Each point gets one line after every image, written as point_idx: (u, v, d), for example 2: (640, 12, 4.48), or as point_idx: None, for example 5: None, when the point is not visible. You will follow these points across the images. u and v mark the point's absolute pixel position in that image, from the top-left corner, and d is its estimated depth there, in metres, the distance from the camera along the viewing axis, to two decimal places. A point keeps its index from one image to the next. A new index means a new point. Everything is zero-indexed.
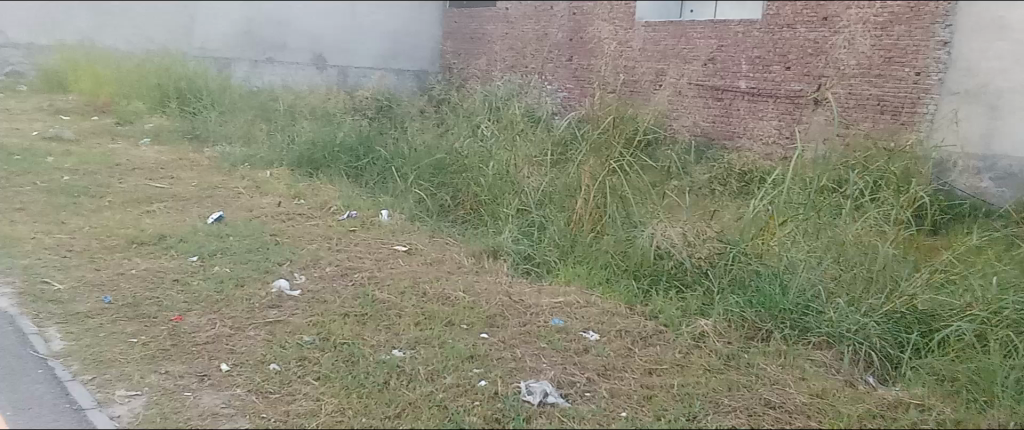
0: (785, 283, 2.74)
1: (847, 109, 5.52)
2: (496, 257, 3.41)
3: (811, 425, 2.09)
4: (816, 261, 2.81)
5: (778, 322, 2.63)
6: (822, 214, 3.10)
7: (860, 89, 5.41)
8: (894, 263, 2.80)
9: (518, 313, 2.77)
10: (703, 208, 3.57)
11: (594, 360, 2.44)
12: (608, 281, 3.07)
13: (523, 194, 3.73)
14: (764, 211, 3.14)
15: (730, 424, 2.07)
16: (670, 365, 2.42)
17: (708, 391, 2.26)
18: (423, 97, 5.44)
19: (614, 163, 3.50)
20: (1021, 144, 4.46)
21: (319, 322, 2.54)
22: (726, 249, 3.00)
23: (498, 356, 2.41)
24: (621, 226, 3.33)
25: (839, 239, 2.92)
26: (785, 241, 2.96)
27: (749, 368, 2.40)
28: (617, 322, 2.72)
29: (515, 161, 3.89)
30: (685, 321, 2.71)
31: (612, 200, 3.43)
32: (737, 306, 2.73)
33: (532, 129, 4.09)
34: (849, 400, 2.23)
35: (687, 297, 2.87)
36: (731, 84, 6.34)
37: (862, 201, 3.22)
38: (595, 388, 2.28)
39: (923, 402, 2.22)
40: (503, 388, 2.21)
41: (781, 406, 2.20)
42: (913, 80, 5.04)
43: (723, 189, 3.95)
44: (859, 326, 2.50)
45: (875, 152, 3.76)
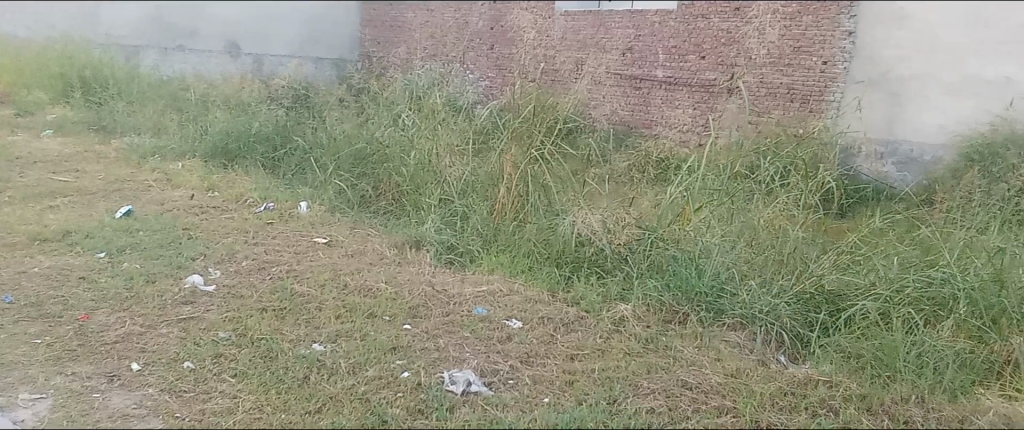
0: (700, 267, 2.88)
1: (759, 98, 5.98)
2: (418, 247, 3.50)
3: (726, 404, 2.15)
4: (730, 245, 2.97)
5: (694, 306, 2.79)
6: (736, 199, 3.30)
7: (772, 78, 5.87)
8: (802, 245, 2.98)
9: (441, 303, 2.84)
10: (622, 196, 3.71)
11: (517, 347, 2.51)
12: (532, 269, 3.22)
13: (445, 185, 3.83)
14: (679, 198, 3.32)
15: (649, 406, 2.13)
16: (591, 351, 2.50)
17: (628, 375, 2.32)
18: (341, 86, 5.29)
19: (535, 151, 3.58)
20: (917, 130, 5.08)
21: (235, 318, 2.60)
22: (644, 235, 3.17)
23: (421, 347, 2.45)
24: (543, 214, 3.49)
25: (752, 224, 3.13)
26: (699, 227, 3.14)
27: (666, 350, 2.52)
28: (540, 310, 2.82)
29: (433, 150, 3.98)
30: (605, 307, 2.86)
31: (533, 188, 3.56)
32: (656, 290, 2.90)
33: (453, 118, 4.16)
34: (761, 379, 2.32)
35: (607, 282, 3.05)
36: (648, 73, 6.70)
37: (773, 187, 3.42)
38: (517, 375, 2.32)
39: (831, 379, 2.32)
40: (426, 379, 2.24)
41: (697, 386, 2.27)
42: (821, 68, 5.54)
43: (642, 176, 4.07)
44: (770, 307, 2.65)
45: (785, 139, 3.92)
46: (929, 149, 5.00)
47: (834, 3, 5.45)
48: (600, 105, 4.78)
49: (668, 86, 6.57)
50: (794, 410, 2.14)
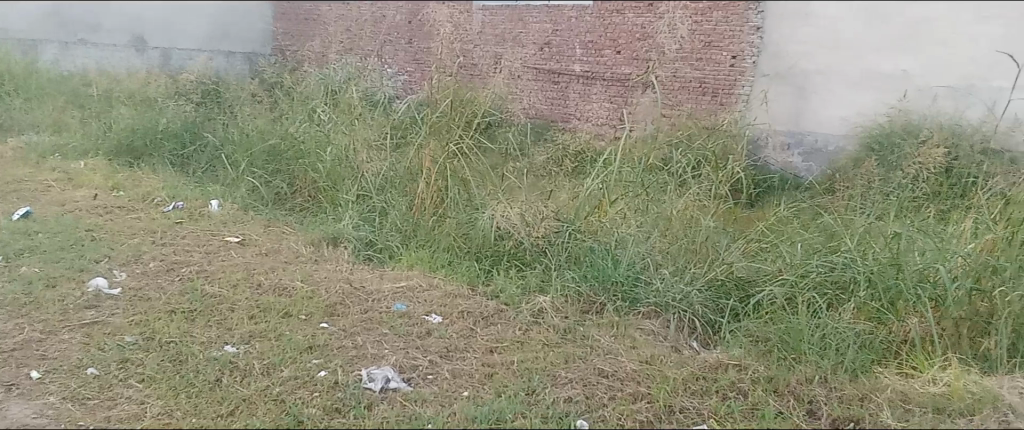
0: (616, 257, 2.95)
1: (673, 92, 6.10)
2: (336, 244, 3.45)
3: (640, 391, 2.20)
4: (644, 236, 3.04)
5: (611, 295, 2.85)
6: (650, 191, 3.39)
7: (684, 72, 5.99)
8: (712, 234, 3.07)
9: (359, 300, 2.81)
10: (541, 189, 3.73)
11: (436, 342, 2.50)
12: (452, 264, 3.22)
13: (363, 180, 3.79)
14: (597, 192, 3.37)
15: (566, 396, 2.16)
16: (510, 343, 2.51)
17: (546, 365, 2.35)
18: (253, 80, 5.14)
19: (452, 146, 3.57)
20: (821, 122, 5.34)
21: (141, 321, 2.51)
22: (561, 227, 3.21)
23: (339, 345, 2.42)
24: (463, 208, 3.49)
25: (665, 214, 3.20)
26: (616, 219, 3.21)
27: (584, 340, 2.56)
28: (460, 304, 2.82)
29: (350, 145, 3.92)
30: (524, 299, 2.88)
31: (453, 182, 3.56)
32: (574, 281, 2.95)
33: (370, 113, 4.10)
34: (674, 364, 2.38)
35: (527, 275, 3.07)
36: (566, 68, 6.76)
37: (685, 179, 3.51)
38: (437, 370, 2.31)
39: (741, 362, 2.40)
40: (343, 377, 2.21)
41: (613, 374, 2.31)
42: (730, 62, 5.70)
43: (559, 169, 4.11)
44: (683, 295, 2.74)
45: (696, 131, 4.02)
46: (834, 139, 5.27)
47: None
48: (517, 99, 4.80)
49: (586, 80, 6.65)
50: (706, 394, 2.20)
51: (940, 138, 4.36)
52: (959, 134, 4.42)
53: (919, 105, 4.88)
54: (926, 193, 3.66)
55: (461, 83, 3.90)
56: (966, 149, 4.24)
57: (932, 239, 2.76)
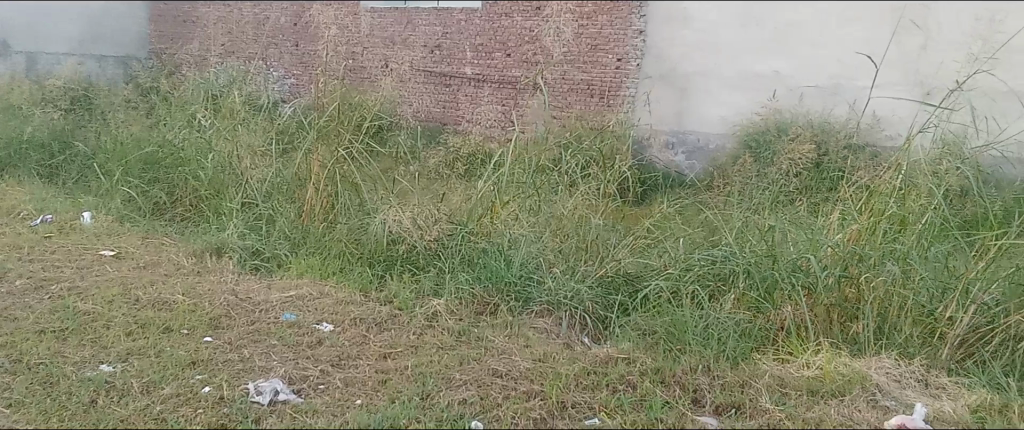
0: (509, 258, 2.98)
1: (562, 94, 6.26)
2: (220, 255, 3.32)
3: (534, 389, 2.23)
4: (535, 236, 3.09)
5: (503, 295, 2.88)
6: (542, 191, 3.44)
7: (572, 75, 6.16)
8: (602, 232, 3.17)
9: (246, 311, 2.73)
10: (433, 190, 3.71)
11: (328, 351, 2.46)
12: (343, 270, 3.17)
13: (247, 187, 3.67)
14: (490, 193, 3.38)
15: (460, 398, 2.16)
16: (404, 348, 2.49)
17: (440, 368, 2.34)
18: (127, 85, 4.90)
19: (342, 151, 3.52)
20: (702, 122, 5.55)
21: (7, 343, 2.35)
22: (454, 230, 3.20)
23: (223, 359, 2.34)
24: (355, 214, 3.44)
25: (556, 213, 3.28)
26: (508, 220, 3.25)
27: (478, 341, 2.57)
28: (351, 311, 2.78)
29: (232, 151, 3.80)
30: (418, 303, 2.87)
31: (343, 188, 3.52)
32: (467, 282, 2.95)
33: (255, 119, 4.01)
34: (566, 361, 2.42)
35: (420, 279, 3.06)
36: (458, 70, 6.78)
37: (575, 180, 3.59)
38: (328, 379, 2.27)
39: (630, 355, 2.47)
40: (229, 392, 2.14)
41: (507, 373, 2.33)
42: (616, 65, 5.92)
43: (451, 172, 4.01)
44: (574, 292, 2.80)
45: (585, 131, 4.10)
46: (715, 138, 5.50)
47: (624, 4, 5.84)
48: (408, 102, 4.75)
49: (478, 82, 6.72)
50: (597, 388, 2.25)
51: (810, 135, 4.64)
52: (828, 131, 4.73)
53: (789, 104, 5.19)
54: (798, 188, 3.87)
55: (349, 87, 3.86)
56: (834, 144, 4.53)
57: (804, 231, 2.94)
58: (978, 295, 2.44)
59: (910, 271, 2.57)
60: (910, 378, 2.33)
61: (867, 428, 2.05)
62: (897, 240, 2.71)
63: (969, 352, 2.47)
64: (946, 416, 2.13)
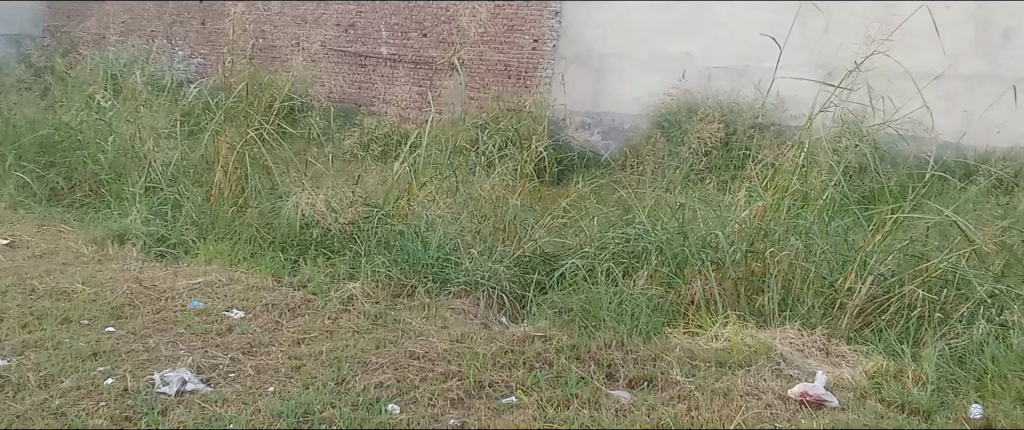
0: (425, 240, 2.97)
1: (478, 75, 6.22)
2: (122, 241, 3.19)
3: (451, 369, 2.22)
4: (452, 217, 3.10)
5: (420, 277, 2.85)
6: (459, 172, 3.44)
7: (489, 55, 6.17)
8: (519, 212, 3.19)
9: (150, 300, 2.63)
10: (347, 172, 3.63)
11: (238, 339, 2.39)
12: (254, 255, 3.09)
13: (150, 171, 3.52)
14: (405, 174, 3.36)
15: (376, 381, 2.14)
16: (318, 333, 2.45)
17: (355, 352, 2.31)
18: (17, 65, 4.62)
19: (252, 131, 3.44)
20: (617, 103, 5.68)
21: None
22: (370, 212, 3.15)
23: (127, 350, 2.26)
24: (266, 197, 3.35)
25: (474, 195, 3.28)
26: (425, 202, 3.23)
27: (395, 324, 2.55)
28: (263, 297, 2.71)
29: (134, 134, 3.65)
30: (333, 287, 2.82)
31: (253, 170, 3.43)
32: (383, 265, 2.91)
33: (156, 99, 3.91)
34: (484, 341, 2.43)
35: (335, 262, 3.00)
36: (373, 51, 6.68)
37: (492, 161, 3.59)
38: (239, 367, 2.22)
39: (546, 333, 2.50)
40: (133, 383, 2.06)
41: (424, 355, 2.32)
42: (532, 46, 6.03)
43: (366, 153, 3.96)
44: (491, 272, 2.81)
45: (502, 113, 4.10)
46: (628, 118, 5.66)
47: None
48: (320, 83, 4.65)
49: (394, 63, 6.65)
50: (514, 367, 2.27)
51: (719, 116, 4.77)
52: (736, 111, 4.88)
53: (699, 85, 5.36)
54: (708, 167, 3.98)
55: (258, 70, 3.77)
56: (741, 123, 4.67)
57: (712, 208, 3.03)
58: (875, 266, 2.55)
59: (812, 246, 2.68)
60: (813, 347, 2.43)
61: (772, 396, 2.14)
62: (800, 215, 2.82)
63: (867, 321, 2.56)
64: (845, 382, 2.23)
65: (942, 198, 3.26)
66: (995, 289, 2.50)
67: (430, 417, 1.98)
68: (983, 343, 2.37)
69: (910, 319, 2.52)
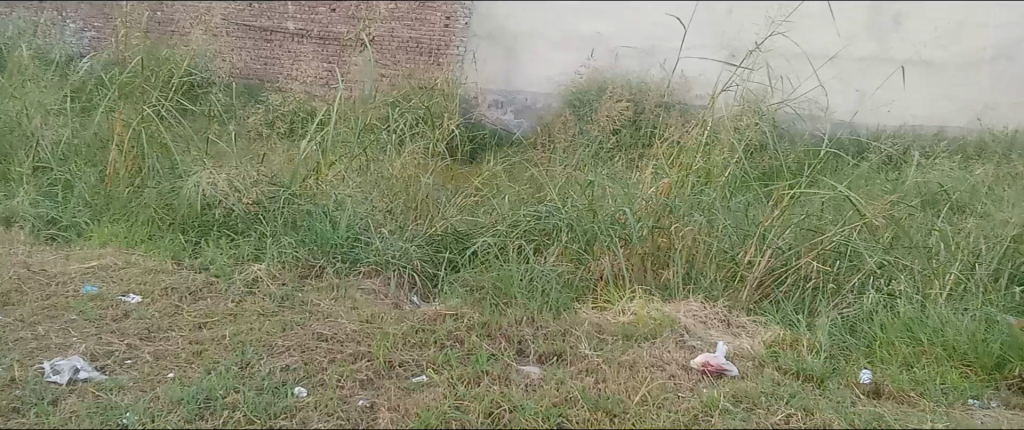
0: (334, 220, 2.91)
1: (389, 52, 6.15)
2: (8, 225, 2.99)
3: (360, 350, 2.20)
4: (362, 196, 3.06)
5: (329, 257, 2.80)
6: (369, 151, 3.38)
7: (400, 32, 6.12)
8: (431, 190, 3.17)
9: (40, 286, 2.51)
10: (252, 150, 3.52)
11: (135, 324, 2.31)
12: (153, 237, 2.97)
13: (38, 149, 3.33)
14: (312, 153, 3.29)
15: (282, 364, 2.10)
16: (221, 317, 2.38)
17: (260, 336, 2.26)
18: None
19: (149, 109, 3.33)
20: (530, 81, 5.73)
21: None
22: (276, 192, 3.07)
23: (14, 338, 2.15)
24: (165, 177, 3.22)
25: (384, 173, 3.23)
26: (333, 181, 3.17)
27: (302, 306, 2.50)
28: (162, 281, 2.61)
29: (20, 110, 3.44)
30: (237, 269, 2.74)
31: (151, 149, 3.29)
32: (290, 246, 2.83)
33: (46, 75, 3.70)
34: (394, 320, 2.41)
35: (239, 243, 2.91)
36: (279, 25, 6.55)
37: (404, 137, 3.54)
38: (136, 354, 2.13)
39: (457, 311, 2.49)
40: (21, 373, 1.96)
41: (332, 337, 2.29)
42: (445, 23, 6.04)
43: (272, 130, 3.84)
44: (402, 251, 2.78)
45: (413, 90, 4.04)
46: (542, 97, 5.71)
47: None
48: (223, 58, 4.48)
49: (300, 38, 6.52)
50: (425, 345, 2.26)
51: (628, 95, 4.85)
52: (645, 89, 4.97)
53: (608, 65, 5.48)
54: (616, 146, 4.05)
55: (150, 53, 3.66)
56: (650, 102, 4.77)
57: (620, 185, 3.08)
58: (773, 240, 2.65)
59: (714, 222, 2.76)
60: (715, 319, 2.51)
61: (676, 367, 2.20)
62: (704, 192, 2.90)
63: (765, 293, 2.66)
64: (745, 352, 2.32)
65: (837, 174, 3.41)
66: (883, 260, 2.63)
67: (338, 399, 1.96)
68: (872, 311, 2.49)
69: (805, 289, 2.63)
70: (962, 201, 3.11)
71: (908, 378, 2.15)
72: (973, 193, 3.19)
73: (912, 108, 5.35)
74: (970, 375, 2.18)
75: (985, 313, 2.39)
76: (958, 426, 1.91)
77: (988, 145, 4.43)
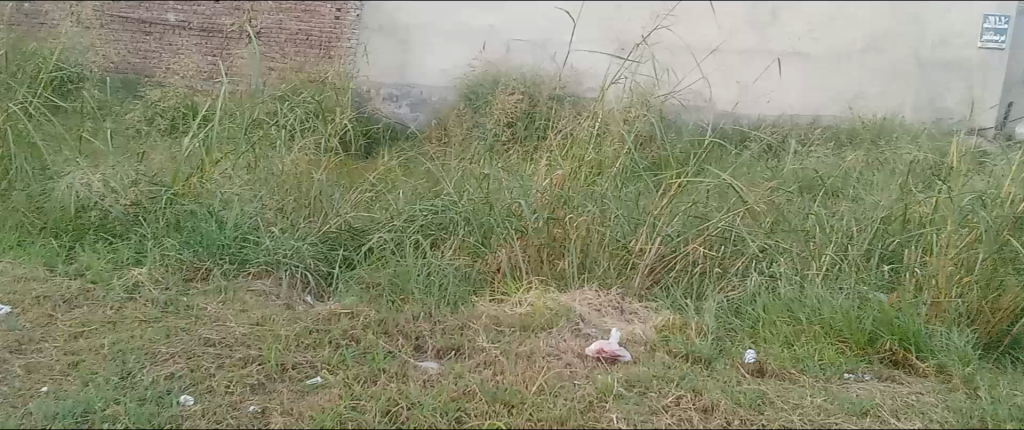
0: (221, 220, 2.80)
1: (278, 46, 6.20)
2: None
3: (251, 354, 2.14)
4: (251, 194, 2.96)
5: (216, 259, 2.69)
6: (257, 147, 3.28)
7: (287, 25, 6.14)
8: (324, 187, 3.10)
9: None
10: (130, 149, 3.35)
11: (4, 337, 2.16)
12: (23, 243, 2.80)
13: None
14: (197, 149, 3.17)
15: (167, 372, 2.02)
16: (99, 326, 2.26)
17: (142, 343, 2.16)
18: None
19: (14, 106, 3.13)
20: (424, 75, 5.71)
21: None
22: (158, 192, 2.93)
23: None
24: (34, 178, 3.03)
25: (274, 171, 3.14)
26: (219, 179, 3.06)
27: (188, 311, 2.40)
28: (33, 289, 2.46)
29: None
30: (116, 273, 2.60)
31: (17, 149, 3.09)
32: (174, 248, 2.71)
33: None
34: (286, 322, 2.35)
35: (118, 246, 2.76)
36: (158, 17, 6.25)
37: (293, 132, 3.44)
38: (6, 368, 2.01)
39: (353, 310, 2.45)
40: None
41: (220, 342, 2.21)
42: (335, 15, 6.06)
43: (152, 127, 3.66)
44: (294, 250, 2.70)
45: (302, 85, 3.93)
46: (436, 90, 5.71)
47: None
48: (97, 52, 4.25)
49: (182, 30, 6.26)
50: (319, 346, 2.22)
51: (522, 89, 4.89)
52: (538, 82, 5.03)
53: (500, 58, 5.56)
54: (510, 139, 4.07)
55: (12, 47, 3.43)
56: (541, 95, 4.81)
57: (515, 178, 3.11)
58: (663, 228, 2.73)
59: (607, 211, 2.82)
60: (609, 307, 2.58)
61: (571, 355, 2.25)
62: (596, 183, 2.95)
63: (656, 279, 2.74)
64: (638, 338, 2.39)
65: (721, 163, 3.54)
66: (765, 244, 2.75)
67: (228, 406, 1.90)
68: (755, 293, 2.61)
69: (693, 274, 2.73)
70: (836, 186, 3.28)
71: (789, 356, 2.26)
72: (845, 179, 3.38)
73: (789, 98, 5.69)
74: (846, 351, 2.31)
75: (859, 291, 2.52)
76: (834, 400, 2.03)
77: (859, 131, 4.73)
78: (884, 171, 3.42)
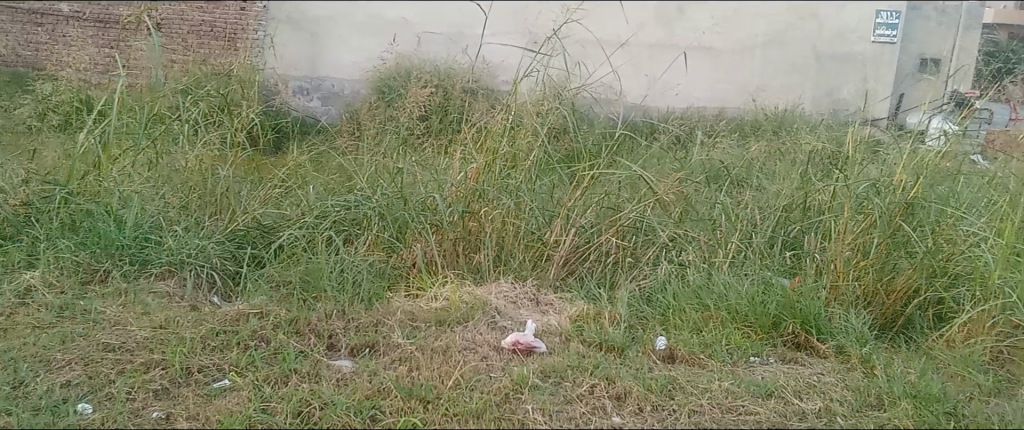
0: (120, 219, 2.68)
1: (181, 36, 6.07)
2: None
3: (153, 358, 2.05)
4: (153, 192, 2.84)
5: (116, 261, 2.57)
6: (159, 142, 3.15)
7: (190, 16, 6.06)
8: (231, 183, 3.00)
9: None
10: (21, 147, 3.19)
11: None
12: None
13: None
14: (93, 145, 3.02)
15: (63, 381, 1.93)
16: None
17: (35, 351, 2.05)
18: None
19: None
20: (335, 68, 5.63)
21: None
22: (51, 192, 2.80)
23: None
24: None
25: (178, 168, 3.04)
26: (117, 175, 2.92)
27: (85, 316, 2.30)
28: None
29: None
30: (6, 278, 2.47)
31: None
32: (69, 250, 2.59)
33: None
34: (192, 324, 2.27)
35: (8, 249, 2.62)
36: (51, 8, 6.23)
37: (196, 126, 3.33)
38: None
39: (262, 309, 2.38)
40: None
41: (120, 346, 2.12)
42: (240, 7, 5.97)
43: (44, 123, 3.48)
44: (199, 250, 2.61)
45: (206, 77, 3.79)
46: (349, 83, 5.65)
47: None
48: None
49: (75, 21, 6.26)
50: (227, 348, 2.15)
51: (435, 83, 4.87)
52: (452, 75, 5.02)
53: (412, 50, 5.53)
54: (424, 133, 4.05)
55: None
56: (455, 88, 4.80)
57: (429, 171, 3.09)
58: (576, 219, 2.77)
59: (521, 203, 2.83)
60: (524, 299, 2.60)
61: (488, 348, 2.25)
62: (510, 175, 2.96)
63: (571, 269, 2.78)
64: (552, 328, 2.41)
65: (632, 154, 3.61)
66: (674, 233, 2.82)
67: (129, 413, 1.82)
68: (666, 281, 2.68)
69: (607, 265, 2.79)
70: (741, 176, 3.39)
71: (698, 342, 2.33)
72: (749, 168, 3.50)
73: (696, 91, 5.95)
74: (750, 335, 2.39)
75: (763, 277, 2.61)
76: (741, 383, 2.10)
77: (761, 122, 4.92)
78: (786, 161, 3.55)
